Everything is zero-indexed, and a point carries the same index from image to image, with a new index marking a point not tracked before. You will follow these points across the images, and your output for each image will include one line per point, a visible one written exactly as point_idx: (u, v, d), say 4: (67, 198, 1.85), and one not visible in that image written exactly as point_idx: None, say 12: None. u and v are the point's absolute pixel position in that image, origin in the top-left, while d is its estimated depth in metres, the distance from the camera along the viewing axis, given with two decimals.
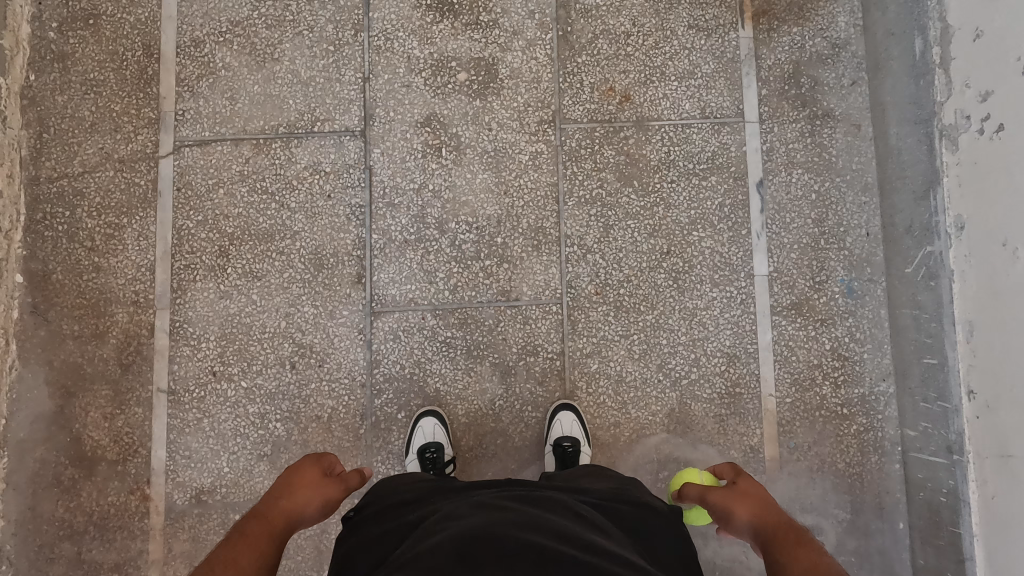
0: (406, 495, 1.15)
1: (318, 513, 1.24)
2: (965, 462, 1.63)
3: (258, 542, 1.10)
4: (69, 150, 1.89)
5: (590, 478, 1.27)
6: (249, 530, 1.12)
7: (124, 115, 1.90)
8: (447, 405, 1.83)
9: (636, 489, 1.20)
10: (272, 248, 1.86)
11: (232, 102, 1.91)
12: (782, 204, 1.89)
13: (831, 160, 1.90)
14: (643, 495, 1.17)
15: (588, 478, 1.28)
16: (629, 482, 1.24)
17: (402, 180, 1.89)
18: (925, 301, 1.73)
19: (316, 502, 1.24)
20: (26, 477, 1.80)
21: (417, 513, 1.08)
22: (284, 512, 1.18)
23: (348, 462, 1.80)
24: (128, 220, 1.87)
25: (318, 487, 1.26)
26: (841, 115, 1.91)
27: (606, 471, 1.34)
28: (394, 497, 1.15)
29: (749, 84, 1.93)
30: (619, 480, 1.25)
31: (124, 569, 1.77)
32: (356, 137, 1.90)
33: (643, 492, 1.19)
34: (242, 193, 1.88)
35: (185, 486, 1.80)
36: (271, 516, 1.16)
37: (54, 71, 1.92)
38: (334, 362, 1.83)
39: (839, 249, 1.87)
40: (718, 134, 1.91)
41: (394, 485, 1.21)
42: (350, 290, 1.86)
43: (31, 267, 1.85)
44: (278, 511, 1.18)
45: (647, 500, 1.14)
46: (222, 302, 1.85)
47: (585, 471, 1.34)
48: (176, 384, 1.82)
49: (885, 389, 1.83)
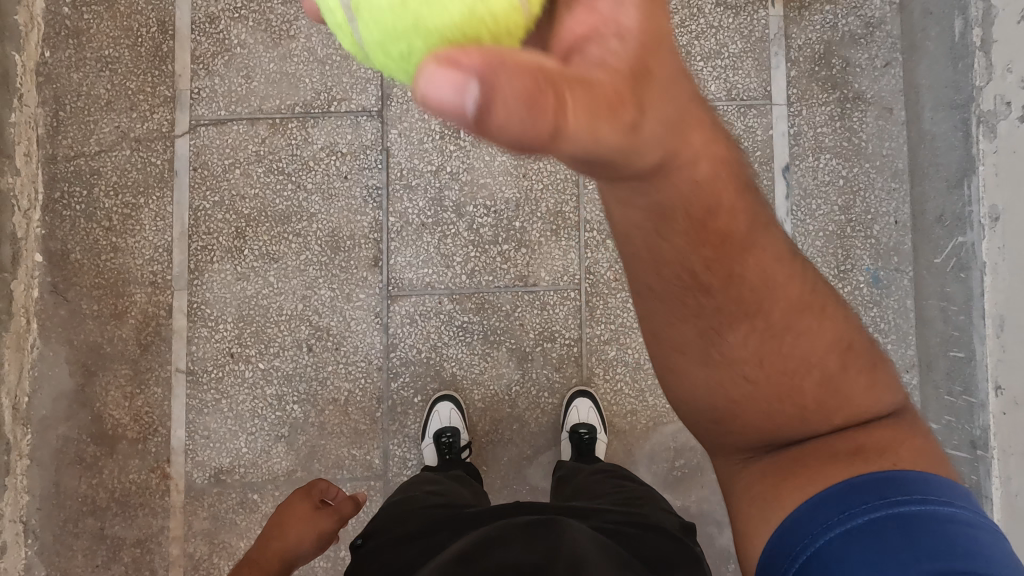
0: (411, 525, 1.14)
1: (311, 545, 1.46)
2: (990, 458, 1.60)
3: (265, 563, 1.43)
4: (86, 129, 1.87)
5: (602, 496, 1.25)
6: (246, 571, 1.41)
7: (140, 93, 1.88)
8: (463, 390, 1.83)
9: (649, 506, 1.17)
10: (289, 230, 1.85)
11: (248, 80, 1.88)
12: (808, 189, 1.84)
13: (861, 145, 1.84)
14: (656, 515, 1.14)
15: (601, 496, 1.26)
16: (643, 495, 1.22)
17: (420, 161, 1.86)
18: (953, 293, 1.70)
19: (306, 538, 1.45)
20: (49, 454, 1.83)
21: (423, 550, 1.07)
22: (275, 553, 1.44)
23: (365, 444, 1.82)
24: (146, 200, 1.86)
25: (309, 522, 1.47)
26: (873, 98, 1.84)
27: (619, 480, 1.31)
28: (400, 527, 1.14)
29: (778, 65, 1.86)
30: (632, 494, 1.23)
31: (147, 544, 1.81)
32: (373, 117, 1.87)
33: (656, 511, 1.15)
34: (258, 174, 1.86)
35: (204, 465, 1.82)
36: (265, 556, 1.43)
37: (69, 47, 1.89)
38: (350, 345, 1.83)
39: (866, 237, 1.82)
40: (744, 117, 1.86)
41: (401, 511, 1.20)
42: (367, 273, 1.84)
43: (50, 247, 1.86)
44: (268, 553, 1.44)
45: (658, 520, 1.11)
46: (239, 284, 1.84)
47: (599, 483, 1.32)
48: (194, 364, 1.83)
49: (908, 380, 1.80)
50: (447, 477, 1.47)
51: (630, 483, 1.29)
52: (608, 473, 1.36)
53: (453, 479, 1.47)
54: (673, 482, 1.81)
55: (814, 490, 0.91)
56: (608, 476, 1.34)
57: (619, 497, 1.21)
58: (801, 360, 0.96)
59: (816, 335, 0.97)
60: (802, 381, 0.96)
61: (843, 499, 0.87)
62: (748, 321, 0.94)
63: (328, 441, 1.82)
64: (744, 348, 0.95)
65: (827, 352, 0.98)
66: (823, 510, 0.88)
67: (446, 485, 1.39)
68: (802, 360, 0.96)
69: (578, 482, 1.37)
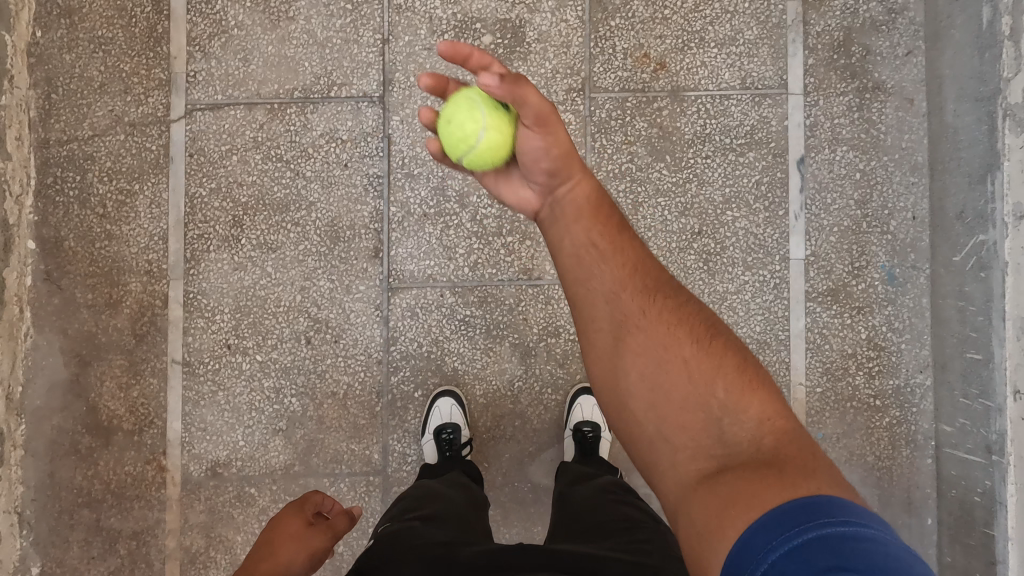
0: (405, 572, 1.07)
1: (304, 565, 1.28)
2: (1005, 464, 1.57)
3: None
4: (79, 112, 1.82)
5: (608, 531, 1.19)
6: None
7: (134, 76, 1.82)
8: (465, 385, 1.79)
9: (658, 553, 1.11)
10: (288, 219, 1.80)
11: (246, 63, 1.82)
12: (823, 183, 1.78)
13: (879, 137, 1.77)
14: (665, 565, 1.08)
15: (607, 529, 1.20)
16: (652, 536, 1.16)
17: (422, 149, 1.80)
18: (972, 293, 1.64)
19: (302, 556, 1.28)
20: (43, 444, 1.80)
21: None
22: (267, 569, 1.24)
23: (364, 439, 1.78)
24: (140, 186, 1.81)
25: (301, 539, 1.31)
26: (893, 89, 1.77)
27: (627, 509, 1.26)
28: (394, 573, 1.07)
29: (795, 52, 1.79)
30: (640, 533, 1.17)
31: (142, 537, 1.79)
32: (374, 103, 1.81)
33: (666, 560, 1.09)
34: (256, 161, 1.81)
35: (201, 458, 1.79)
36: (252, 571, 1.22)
37: (62, 27, 1.83)
38: (350, 338, 1.79)
39: (882, 233, 1.76)
40: (758, 106, 1.79)
41: (394, 544, 1.13)
42: (367, 264, 1.79)
43: (43, 234, 1.81)
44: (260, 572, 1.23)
45: (667, 574, 1.06)
46: (236, 274, 1.80)
47: (605, 510, 1.26)
48: (190, 356, 1.79)
49: (922, 381, 1.75)
50: (445, 487, 1.41)
51: (638, 516, 1.23)
52: (614, 499, 1.30)
53: (450, 489, 1.42)
54: None
55: (743, 524, 0.77)
56: (614, 505, 1.28)
57: (626, 540, 1.15)
58: (751, 437, 0.92)
59: (746, 409, 0.95)
60: (707, 401, 0.96)
61: (779, 524, 0.74)
62: (688, 372, 0.99)
63: (326, 435, 1.78)
64: (672, 455, 0.95)
65: (761, 419, 0.94)
66: (759, 535, 0.74)
67: (443, 503, 1.32)
68: (733, 435, 0.93)
69: (583, 505, 1.31)
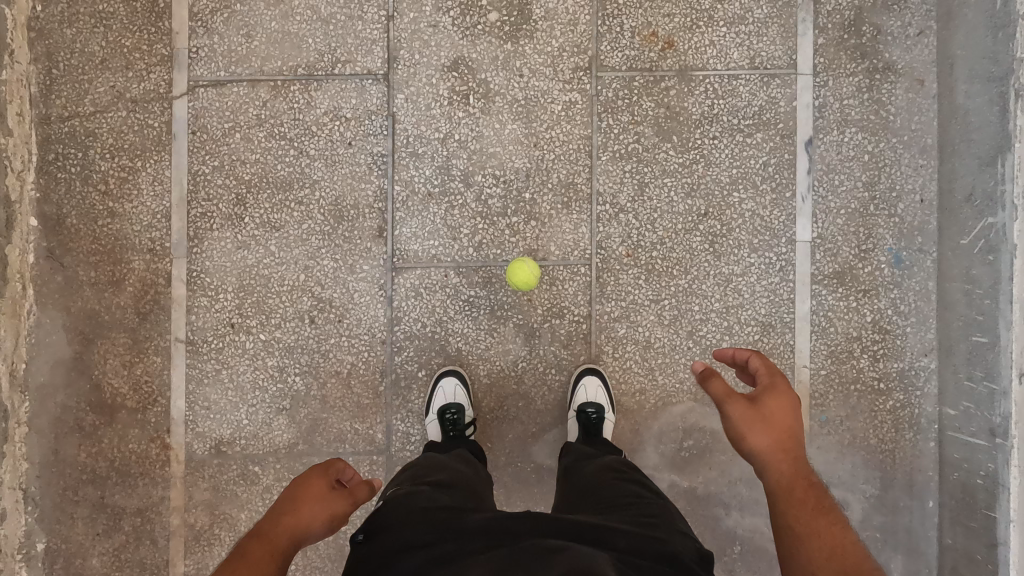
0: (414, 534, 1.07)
1: (325, 528, 1.18)
2: (1009, 446, 1.57)
3: (260, 562, 1.08)
4: (80, 88, 1.80)
5: (615, 505, 1.20)
6: (250, 549, 1.10)
7: (136, 51, 1.80)
8: (468, 365, 1.78)
9: (664, 527, 1.11)
10: (292, 198, 1.79)
11: (249, 39, 1.80)
12: (831, 164, 1.76)
13: (889, 119, 1.75)
14: (670, 538, 1.08)
15: (612, 503, 1.21)
16: (658, 511, 1.17)
17: (427, 128, 1.79)
18: (979, 276, 1.64)
19: (322, 516, 1.18)
20: (48, 422, 1.80)
21: (426, 561, 1.00)
22: (287, 529, 1.14)
23: (368, 418, 1.79)
24: (143, 163, 1.80)
25: (323, 501, 1.21)
26: (904, 69, 1.75)
27: (633, 485, 1.27)
28: (404, 535, 1.07)
29: (805, 32, 1.77)
30: (646, 507, 1.18)
31: (147, 514, 1.79)
32: (378, 81, 1.79)
33: (671, 533, 1.09)
34: (259, 139, 1.79)
35: (204, 437, 1.79)
36: (272, 536, 1.13)
37: (62, 1, 1.81)
38: (353, 318, 1.78)
39: (889, 216, 1.75)
40: (767, 87, 1.77)
41: (404, 509, 1.14)
42: (371, 244, 1.78)
43: (46, 211, 1.80)
44: (280, 530, 1.14)
45: (672, 546, 1.05)
46: (240, 253, 1.79)
47: (611, 486, 1.27)
48: (194, 334, 1.79)
49: (927, 364, 1.75)
50: (452, 460, 1.42)
51: (645, 493, 1.23)
52: (621, 477, 1.30)
53: (456, 461, 1.43)
54: (681, 463, 1.78)
55: None
56: (620, 481, 1.28)
57: (632, 513, 1.15)
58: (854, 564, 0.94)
59: None
60: None
61: None
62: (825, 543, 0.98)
63: (330, 415, 1.78)
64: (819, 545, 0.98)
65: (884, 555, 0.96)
66: None
67: (451, 473, 1.33)
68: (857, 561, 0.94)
69: (589, 482, 1.31)
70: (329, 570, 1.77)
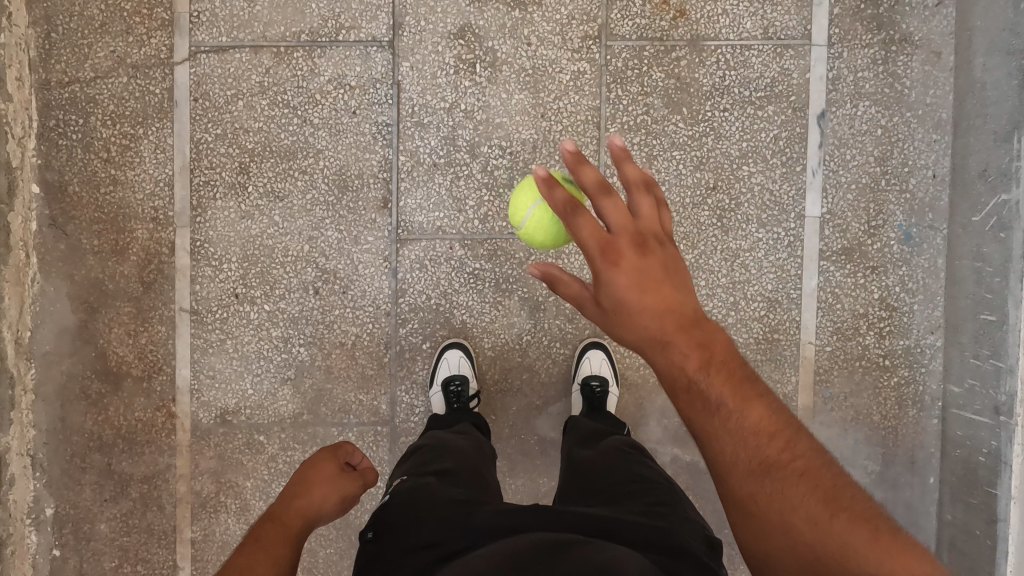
0: (424, 531, 1.06)
1: (335, 509, 1.26)
2: (1013, 424, 1.58)
3: (277, 540, 1.12)
4: (80, 53, 1.77)
5: (625, 488, 1.20)
6: (263, 535, 1.13)
7: (136, 15, 1.77)
8: (472, 338, 1.78)
9: (673, 515, 1.11)
10: (295, 166, 1.77)
11: (251, 4, 1.76)
12: (843, 138, 1.73)
13: (904, 92, 1.72)
14: (679, 526, 1.08)
15: (620, 486, 1.21)
16: (667, 498, 1.17)
17: (432, 97, 1.75)
18: (990, 254, 1.63)
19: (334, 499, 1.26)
20: (54, 389, 1.81)
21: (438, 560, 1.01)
22: (299, 511, 1.20)
23: (371, 389, 1.79)
24: (144, 130, 1.77)
25: (333, 484, 1.29)
26: (921, 41, 1.71)
27: (640, 468, 1.27)
28: (413, 534, 1.07)
29: (821, 1, 1.72)
30: (654, 493, 1.18)
31: (153, 481, 1.81)
32: (383, 48, 1.76)
33: (680, 522, 1.10)
34: (262, 107, 1.77)
35: (210, 406, 1.80)
36: (286, 517, 1.18)
37: None
38: (357, 289, 1.78)
39: (901, 192, 1.73)
40: (780, 58, 1.73)
41: (415, 504, 1.13)
42: (376, 214, 1.77)
43: (47, 178, 1.78)
44: (293, 509, 1.20)
45: (681, 536, 1.05)
46: (243, 223, 1.78)
47: (619, 468, 1.27)
48: (198, 304, 1.79)
49: (933, 342, 1.74)
50: (457, 439, 1.43)
51: (654, 478, 1.24)
52: (626, 460, 1.31)
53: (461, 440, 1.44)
54: (684, 437, 1.79)
55: None
56: (630, 465, 1.29)
57: (641, 501, 1.15)
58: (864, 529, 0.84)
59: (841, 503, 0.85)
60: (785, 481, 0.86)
61: None
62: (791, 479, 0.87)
63: (334, 385, 1.79)
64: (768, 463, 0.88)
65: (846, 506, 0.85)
66: None
67: (458, 459, 1.33)
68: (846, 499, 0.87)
69: (595, 465, 1.31)
70: (334, 537, 1.80)
